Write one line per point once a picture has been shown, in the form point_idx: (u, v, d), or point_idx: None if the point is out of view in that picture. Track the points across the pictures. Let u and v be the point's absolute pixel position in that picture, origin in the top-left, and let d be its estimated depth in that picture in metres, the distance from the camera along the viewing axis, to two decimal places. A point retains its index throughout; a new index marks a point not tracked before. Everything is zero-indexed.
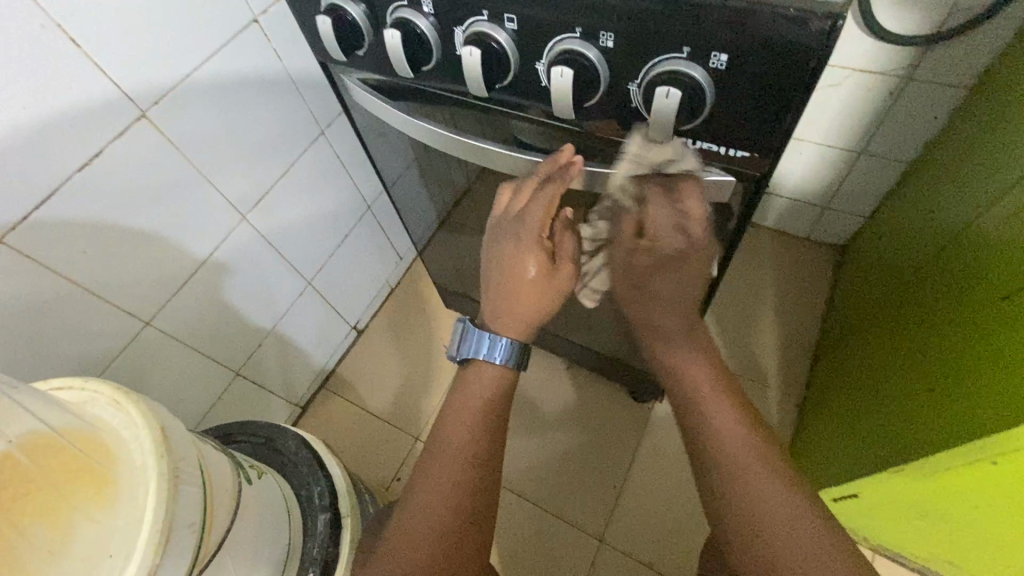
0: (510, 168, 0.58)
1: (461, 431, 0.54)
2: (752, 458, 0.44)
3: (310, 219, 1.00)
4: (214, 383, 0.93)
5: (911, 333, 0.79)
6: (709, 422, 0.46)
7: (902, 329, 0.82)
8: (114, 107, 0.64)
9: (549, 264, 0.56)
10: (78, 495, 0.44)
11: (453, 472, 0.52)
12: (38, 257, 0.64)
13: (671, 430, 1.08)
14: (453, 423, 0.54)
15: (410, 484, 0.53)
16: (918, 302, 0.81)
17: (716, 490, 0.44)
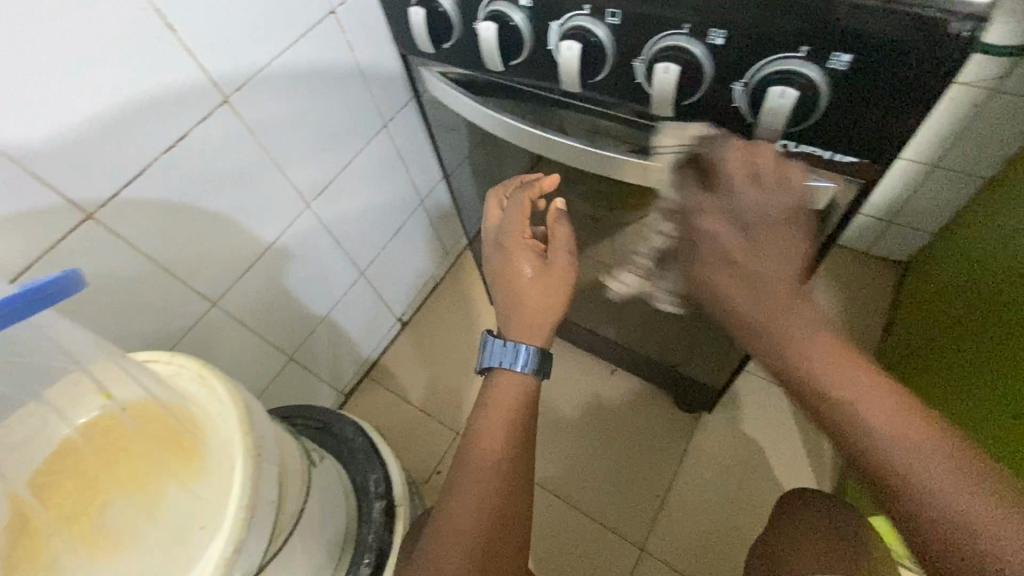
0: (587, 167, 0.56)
1: (488, 439, 0.57)
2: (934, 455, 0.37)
3: (368, 211, 1.02)
4: (269, 366, 0.95)
5: (991, 358, 0.75)
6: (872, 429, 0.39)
7: (979, 354, 0.78)
8: (201, 92, 0.66)
9: (540, 260, 0.63)
10: (166, 466, 0.46)
11: (486, 477, 0.56)
12: (122, 234, 0.65)
13: (717, 441, 1.06)
14: (481, 430, 0.58)
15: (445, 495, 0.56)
16: (997, 325, 0.77)
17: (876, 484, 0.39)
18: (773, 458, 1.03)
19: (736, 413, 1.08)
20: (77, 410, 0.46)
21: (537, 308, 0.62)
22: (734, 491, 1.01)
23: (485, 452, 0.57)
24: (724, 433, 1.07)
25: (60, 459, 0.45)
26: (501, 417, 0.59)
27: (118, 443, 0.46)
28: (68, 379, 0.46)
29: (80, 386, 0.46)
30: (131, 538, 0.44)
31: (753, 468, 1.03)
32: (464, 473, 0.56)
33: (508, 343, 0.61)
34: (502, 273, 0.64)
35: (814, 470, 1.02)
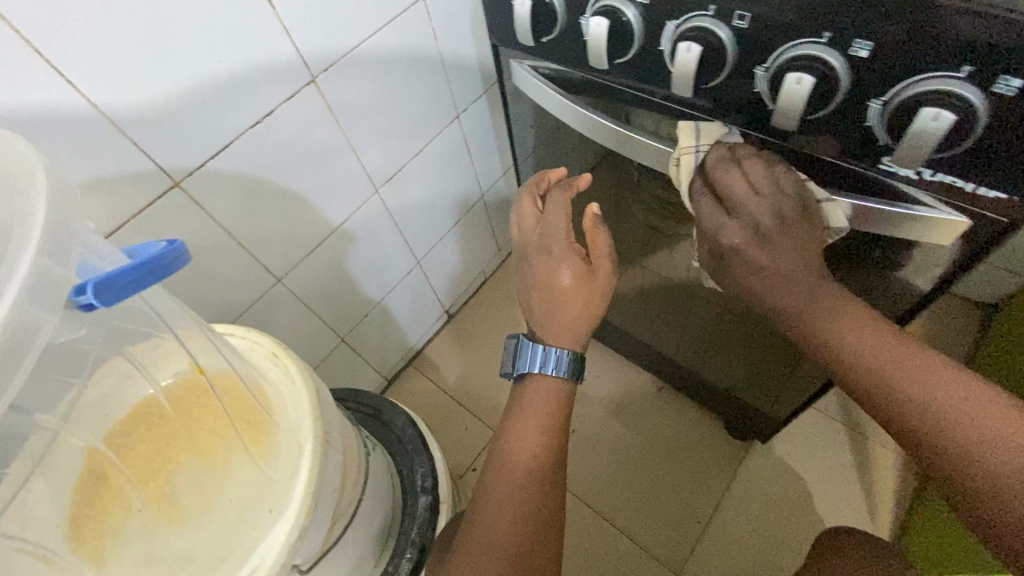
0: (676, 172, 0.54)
1: (521, 440, 0.58)
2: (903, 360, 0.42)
3: (431, 201, 1.01)
4: (321, 345, 0.96)
5: None
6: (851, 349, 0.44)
7: None
8: (291, 71, 0.66)
9: (583, 265, 0.59)
10: (235, 440, 0.45)
11: (518, 474, 0.57)
12: (203, 204, 0.66)
13: (766, 473, 1.01)
14: (514, 437, 0.58)
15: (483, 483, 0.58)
16: None
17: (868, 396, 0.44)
18: (827, 499, 0.98)
19: (790, 447, 1.03)
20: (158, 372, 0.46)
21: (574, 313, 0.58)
22: (780, 528, 0.96)
23: (519, 456, 0.57)
24: (774, 465, 1.02)
25: (136, 420, 0.44)
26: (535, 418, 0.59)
27: (188, 411, 0.46)
28: (148, 342, 0.44)
29: (166, 347, 0.45)
30: (197, 511, 0.43)
31: (804, 507, 0.97)
32: (498, 463, 0.58)
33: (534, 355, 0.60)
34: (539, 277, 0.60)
35: (871, 516, 0.95)
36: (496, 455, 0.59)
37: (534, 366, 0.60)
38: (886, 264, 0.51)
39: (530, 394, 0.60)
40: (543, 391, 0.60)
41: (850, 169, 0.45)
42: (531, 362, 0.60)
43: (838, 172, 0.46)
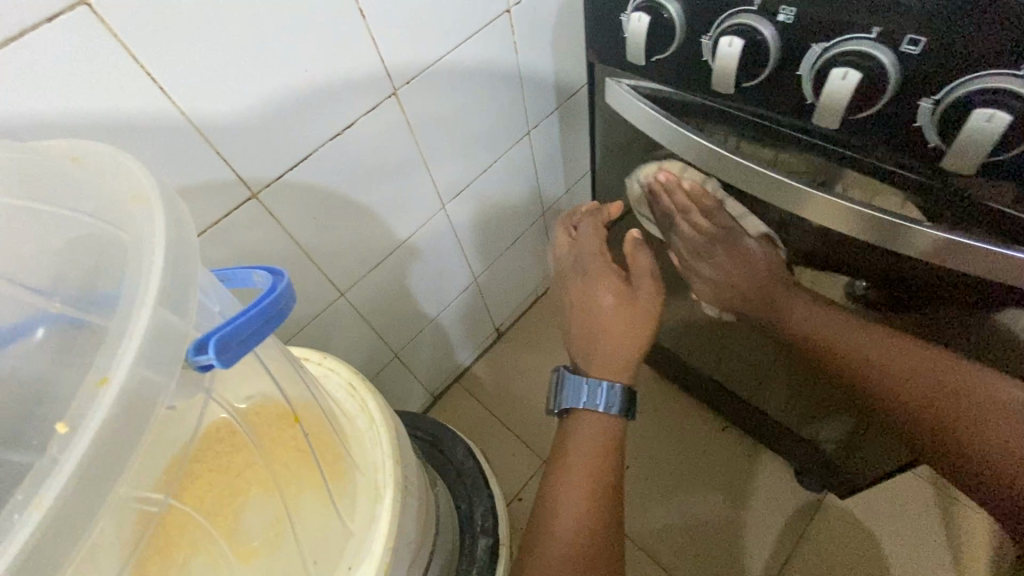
0: (781, 203, 0.48)
1: (568, 473, 0.59)
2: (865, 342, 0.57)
3: (495, 218, 0.98)
4: (376, 361, 0.94)
5: None
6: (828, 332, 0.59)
7: None
8: (375, 83, 0.64)
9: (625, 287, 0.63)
10: (307, 482, 0.42)
11: (566, 521, 0.57)
12: (277, 215, 0.65)
13: (840, 530, 0.93)
14: (558, 484, 0.60)
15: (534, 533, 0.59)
16: None
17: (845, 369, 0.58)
18: (912, 566, 0.88)
19: (870, 503, 0.94)
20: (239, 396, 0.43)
21: (619, 333, 0.62)
22: None
23: (562, 503, 0.59)
24: (850, 522, 0.93)
25: (207, 447, 0.40)
26: (581, 449, 0.61)
27: (258, 446, 0.42)
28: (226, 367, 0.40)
29: (245, 373, 0.42)
30: (263, 554, 0.40)
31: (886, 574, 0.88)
32: (548, 511, 0.59)
33: (582, 390, 0.62)
34: (580, 300, 0.65)
35: None
36: (544, 490, 0.61)
37: (580, 403, 0.62)
38: (991, 324, 0.48)
39: (579, 432, 0.62)
40: (590, 424, 0.62)
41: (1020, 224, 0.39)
42: (576, 398, 0.62)
43: (1001, 224, 0.39)
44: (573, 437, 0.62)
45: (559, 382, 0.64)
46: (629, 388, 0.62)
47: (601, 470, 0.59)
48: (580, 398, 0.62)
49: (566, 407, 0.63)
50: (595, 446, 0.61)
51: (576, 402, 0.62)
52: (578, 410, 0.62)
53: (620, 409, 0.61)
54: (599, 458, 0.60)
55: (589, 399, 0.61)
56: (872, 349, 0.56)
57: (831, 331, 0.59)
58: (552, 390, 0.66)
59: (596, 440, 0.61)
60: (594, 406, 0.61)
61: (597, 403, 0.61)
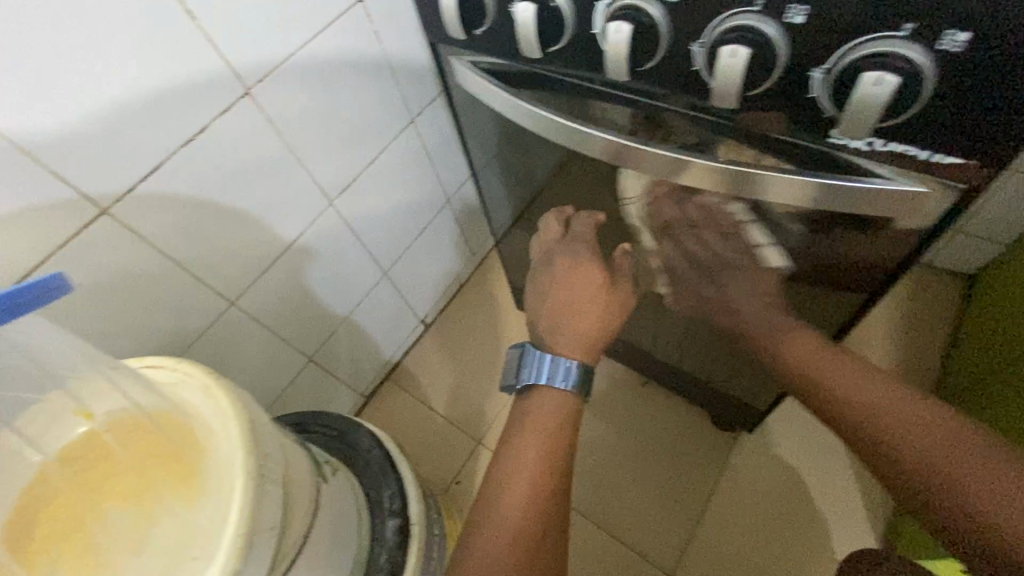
0: (619, 160, 0.49)
1: (518, 455, 0.57)
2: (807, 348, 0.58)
3: (392, 209, 0.97)
4: (289, 368, 0.93)
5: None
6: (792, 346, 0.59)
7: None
8: (218, 84, 0.62)
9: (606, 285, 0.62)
10: (161, 486, 0.42)
11: (520, 492, 0.55)
12: (138, 230, 0.63)
13: (756, 464, 0.98)
14: (517, 447, 0.58)
15: (484, 500, 0.57)
16: None
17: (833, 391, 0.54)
18: (818, 492, 0.95)
19: (780, 436, 1.00)
20: (97, 404, 0.44)
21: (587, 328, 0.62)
22: (773, 525, 0.93)
23: (523, 466, 0.57)
24: (762, 458, 0.99)
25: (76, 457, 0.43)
26: (529, 434, 0.58)
27: (113, 459, 0.43)
28: None
29: None
30: (115, 562, 0.39)
31: (797, 499, 0.95)
32: (502, 478, 0.57)
33: (543, 363, 0.60)
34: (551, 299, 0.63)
35: (865, 500, 0.94)
36: (501, 456, 0.58)
37: (542, 378, 0.60)
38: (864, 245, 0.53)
39: (534, 411, 0.60)
40: (548, 402, 0.60)
41: (802, 147, 0.41)
42: (536, 373, 0.61)
43: (787, 152, 0.42)
44: (527, 416, 0.60)
45: (522, 357, 0.63)
46: (589, 369, 0.61)
47: (561, 442, 0.58)
48: (538, 372, 0.61)
49: (527, 385, 0.61)
50: (552, 427, 0.59)
51: (534, 377, 0.61)
52: (540, 388, 0.61)
53: (578, 389, 0.60)
54: (560, 422, 0.59)
55: (552, 374, 0.60)
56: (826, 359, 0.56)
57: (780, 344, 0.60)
58: (511, 365, 0.64)
59: (552, 416, 0.59)
60: (555, 382, 0.60)
61: (557, 377, 0.60)
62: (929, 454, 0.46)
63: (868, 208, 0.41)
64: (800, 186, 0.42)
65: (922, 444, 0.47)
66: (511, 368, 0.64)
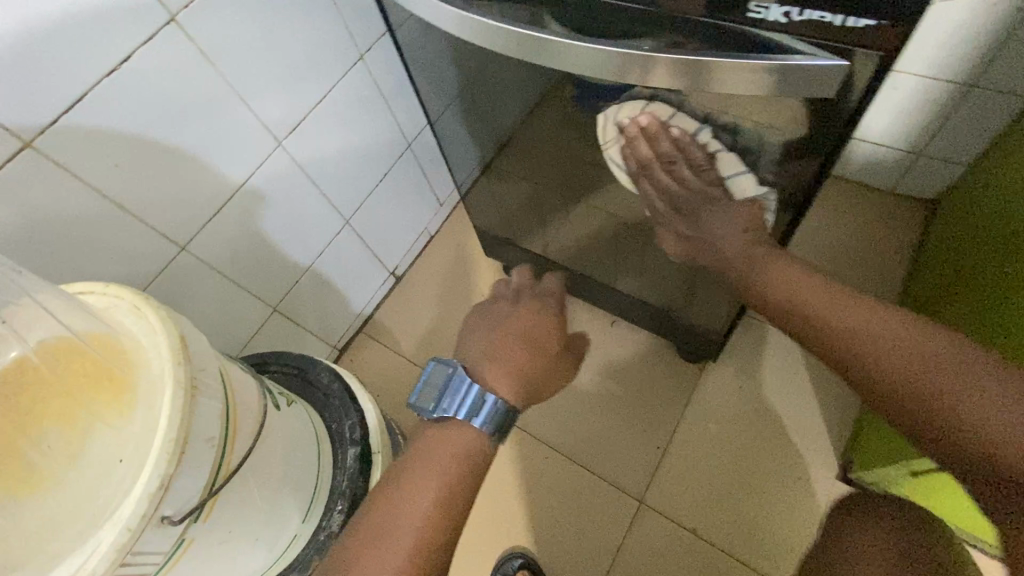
0: (551, 63, 0.49)
1: (411, 496, 0.48)
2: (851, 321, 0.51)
3: (348, 153, 0.95)
4: (252, 317, 0.92)
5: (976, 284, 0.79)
6: (820, 316, 0.53)
7: (970, 282, 0.81)
8: (142, 8, 0.60)
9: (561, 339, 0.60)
10: (89, 402, 0.40)
11: (405, 539, 0.46)
12: (68, 166, 0.61)
13: (722, 392, 1.01)
14: (406, 486, 0.48)
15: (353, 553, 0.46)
16: (987, 263, 0.79)
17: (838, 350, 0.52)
18: (780, 415, 0.98)
19: (744, 365, 1.02)
20: (34, 328, 0.41)
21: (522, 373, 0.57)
22: (737, 448, 0.96)
23: (411, 511, 0.47)
24: (728, 385, 1.01)
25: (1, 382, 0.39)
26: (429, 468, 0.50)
27: (34, 381, 0.40)
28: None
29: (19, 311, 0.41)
30: (58, 475, 0.38)
31: (760, 423, 0.97)
32: (383, 524, 0.47)
33: (470, 400, 0.52)
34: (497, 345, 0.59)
35: (827, 421, 0.96)
36: (381, 497, 0.49)
37: (461, 414, 0.52)
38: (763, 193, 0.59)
39: (438, 444, 0.52)
40: (460, 444, 0.51)
41: (720, 29, 0.42)
42: (457, 409, 0.52)
43: (708, 38, 0.43)
44: (428, 453, 0.51)
45: (447, 382, 0.53)
46: (512, 413, 0.54)
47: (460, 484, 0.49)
48: (458, 408, 0.52)
49: (445, 418, 0.52)
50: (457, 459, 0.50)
51: (453, 412, 0.52)
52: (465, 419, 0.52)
53: (495, 435, 0.52)
54: (464, 461, 0.51)
55: (474, 411, 0.52)
56: (855, 326, 0.51)
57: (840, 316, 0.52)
58: (427, 386, 0.54)
59: (454, 457, 0.50)
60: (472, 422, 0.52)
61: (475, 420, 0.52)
62: (954, 404, 0.44)
63: (792, 92, 0.43)
64: (738, 73, 0.43)
65: (939, 393, 0.45)
66: (430, 388, 0.54)
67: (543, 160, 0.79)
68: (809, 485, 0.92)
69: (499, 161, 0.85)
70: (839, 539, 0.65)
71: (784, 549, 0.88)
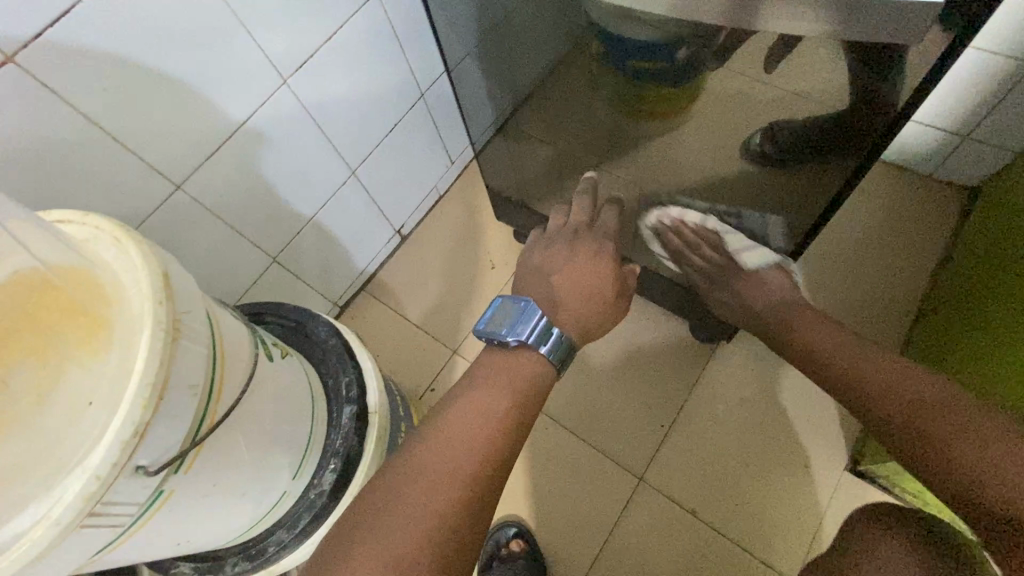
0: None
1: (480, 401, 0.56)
2: (888, 386, 0.58)
3: (358, 98, 0.90)
4: (251, 266, 0.89)
5: None
6: (865, 388, 0.60)
7: None
8: None
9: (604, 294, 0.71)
10: (64, 338, 0.37)
11: (460, 454, 0.52)
12: (56, 87, 0.56)
13: (733, 374, 0.97)
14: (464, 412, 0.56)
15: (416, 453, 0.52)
16: None
17: (860, 402, 0.60)
18: (789, 401, 0.95)
19: (758, 347, 0.99)
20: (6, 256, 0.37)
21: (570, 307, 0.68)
22: (743, 431, 0.94)
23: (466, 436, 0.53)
24: (739, 367, 0.98)
25: None
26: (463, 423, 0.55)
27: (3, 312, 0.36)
28: None
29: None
30: (19, 417, 0.34)
31: (769, 408, 0.94)
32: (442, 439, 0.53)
33: (540, 326, 0.63)
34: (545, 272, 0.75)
35: (839, 411, 0.93)
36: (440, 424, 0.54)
37: (530, 339, 0.62)
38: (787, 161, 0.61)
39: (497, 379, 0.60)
40: (521, 376, 0.61)
41: None
42: (529, 335, 0.63)
43: None
44: (485, 381, 0.60)
45: (518, 314, 0.64)
46: (571, 347, 0.66)
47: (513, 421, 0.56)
48: (527, 332, 0.63)
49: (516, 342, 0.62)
50: (512, 400, 0.56)
51: (523, 336, 0.62)
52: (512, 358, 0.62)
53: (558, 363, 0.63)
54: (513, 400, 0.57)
55: (543, 339, 0.63)
56: (883, 376, 0.59)
57: (821, 341, 0.68)
58: (499, 316, 0.65)
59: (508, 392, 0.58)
60: (540, 350, 0.63)
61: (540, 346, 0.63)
62: (970, 444, 0.49)
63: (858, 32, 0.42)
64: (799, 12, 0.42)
65: (952, 431, 0.50)
66: (503, 316, 0.64)
67: (565, 115, 0.73)
68: (816, 473, 0.90)
69: (518, 115, 0.80)
70: (874, 547, 0.58)
71: (785, 536, 0.86)
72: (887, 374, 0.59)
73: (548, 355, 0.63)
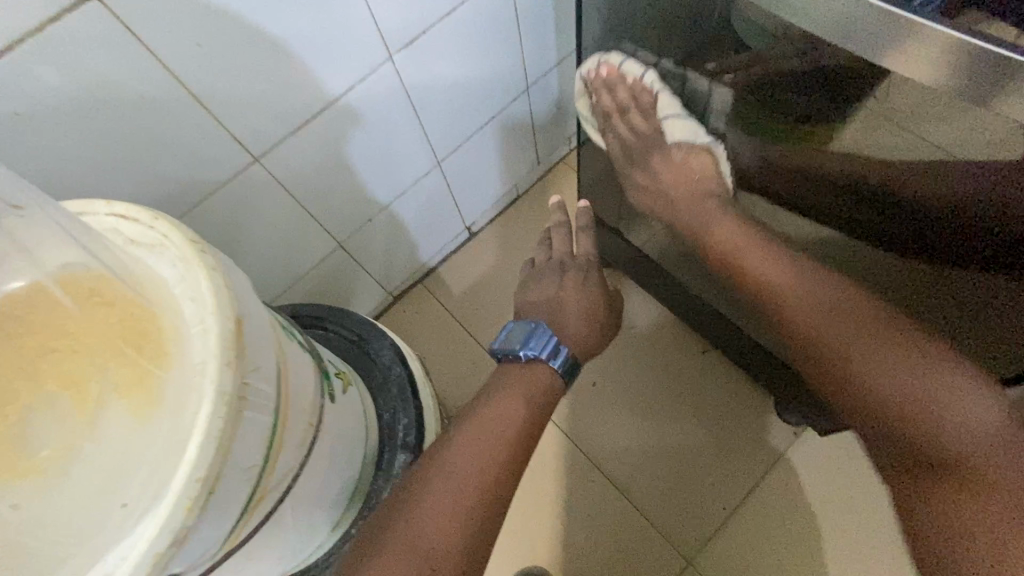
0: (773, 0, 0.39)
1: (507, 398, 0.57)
2: (830, 308, 0.52)
3: (461, 84, 0.79)
4: (315, 250, 0.82)
5: None
6: (823, 334, 0.52)
7: None
8: None
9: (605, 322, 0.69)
10: (110, 379, 0.30)
11: (479, 456, 0.52)
12: (143, 37, 0.48)
13: (816, 468, 0.86)
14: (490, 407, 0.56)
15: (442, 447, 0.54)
16: None
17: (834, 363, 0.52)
18: (880, 510, 0.82)
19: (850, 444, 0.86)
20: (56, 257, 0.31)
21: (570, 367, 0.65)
22: (816, 534, 0.83)
23: (491, 434, 0.54)
24: (823, 462, 0.86)
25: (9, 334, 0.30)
26: (500, 414, 0.55)
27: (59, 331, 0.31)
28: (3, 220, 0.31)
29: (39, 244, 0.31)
30: (57, 469, 0.29)
31: (849, 518, 0.83)
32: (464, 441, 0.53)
33: (553, 339, 0.62)
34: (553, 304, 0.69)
35: None
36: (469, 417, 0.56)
37: (543, 352, 0.61)
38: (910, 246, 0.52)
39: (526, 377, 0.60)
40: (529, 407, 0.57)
41: None
42: (537, 349, 0.61)
43: None
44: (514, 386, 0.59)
45: (529, 330, 0.63)
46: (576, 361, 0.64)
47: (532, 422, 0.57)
48: (534, 347, 0.61)
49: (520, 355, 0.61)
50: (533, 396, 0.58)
51: (530, 350, 0.61)
52: (511, 376, 0.60)
53: (564, 374, 0.63)
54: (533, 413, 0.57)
55: (554, 355, 0.62)
56: (828, 316, 0.52)
57: (777, 277, 0.56)
58: (505, 330, 0.64)
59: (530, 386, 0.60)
60: (553, 365, 0.61)
61: (546, 357, 0.61)
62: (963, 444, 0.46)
63: None
64: None
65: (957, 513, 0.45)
66: (515, 332, 0.63)
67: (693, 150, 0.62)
68: None
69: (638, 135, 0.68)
70: None
71: None
72: (890, 365, 0.48)
73: (558, 369, 0.62)
